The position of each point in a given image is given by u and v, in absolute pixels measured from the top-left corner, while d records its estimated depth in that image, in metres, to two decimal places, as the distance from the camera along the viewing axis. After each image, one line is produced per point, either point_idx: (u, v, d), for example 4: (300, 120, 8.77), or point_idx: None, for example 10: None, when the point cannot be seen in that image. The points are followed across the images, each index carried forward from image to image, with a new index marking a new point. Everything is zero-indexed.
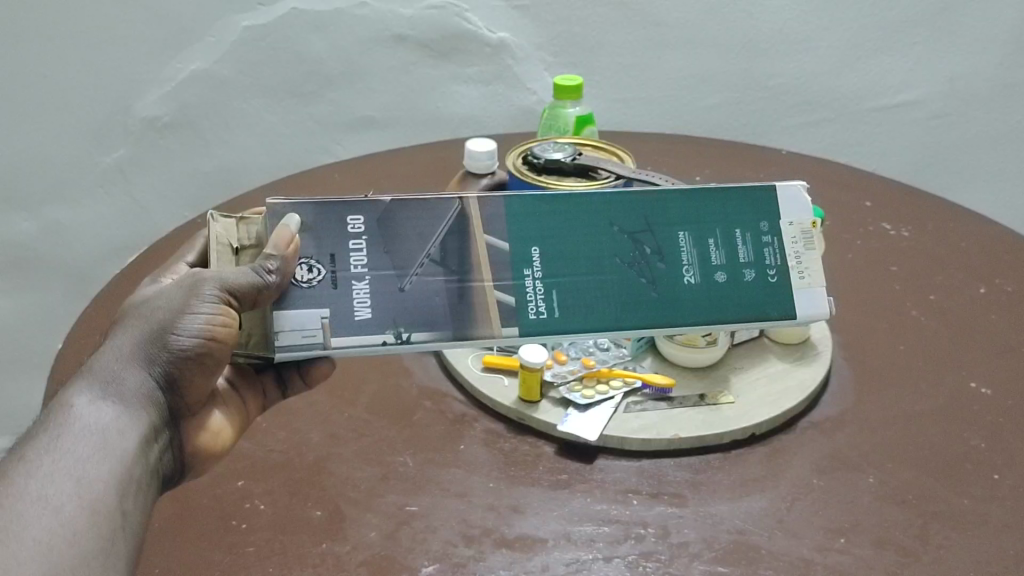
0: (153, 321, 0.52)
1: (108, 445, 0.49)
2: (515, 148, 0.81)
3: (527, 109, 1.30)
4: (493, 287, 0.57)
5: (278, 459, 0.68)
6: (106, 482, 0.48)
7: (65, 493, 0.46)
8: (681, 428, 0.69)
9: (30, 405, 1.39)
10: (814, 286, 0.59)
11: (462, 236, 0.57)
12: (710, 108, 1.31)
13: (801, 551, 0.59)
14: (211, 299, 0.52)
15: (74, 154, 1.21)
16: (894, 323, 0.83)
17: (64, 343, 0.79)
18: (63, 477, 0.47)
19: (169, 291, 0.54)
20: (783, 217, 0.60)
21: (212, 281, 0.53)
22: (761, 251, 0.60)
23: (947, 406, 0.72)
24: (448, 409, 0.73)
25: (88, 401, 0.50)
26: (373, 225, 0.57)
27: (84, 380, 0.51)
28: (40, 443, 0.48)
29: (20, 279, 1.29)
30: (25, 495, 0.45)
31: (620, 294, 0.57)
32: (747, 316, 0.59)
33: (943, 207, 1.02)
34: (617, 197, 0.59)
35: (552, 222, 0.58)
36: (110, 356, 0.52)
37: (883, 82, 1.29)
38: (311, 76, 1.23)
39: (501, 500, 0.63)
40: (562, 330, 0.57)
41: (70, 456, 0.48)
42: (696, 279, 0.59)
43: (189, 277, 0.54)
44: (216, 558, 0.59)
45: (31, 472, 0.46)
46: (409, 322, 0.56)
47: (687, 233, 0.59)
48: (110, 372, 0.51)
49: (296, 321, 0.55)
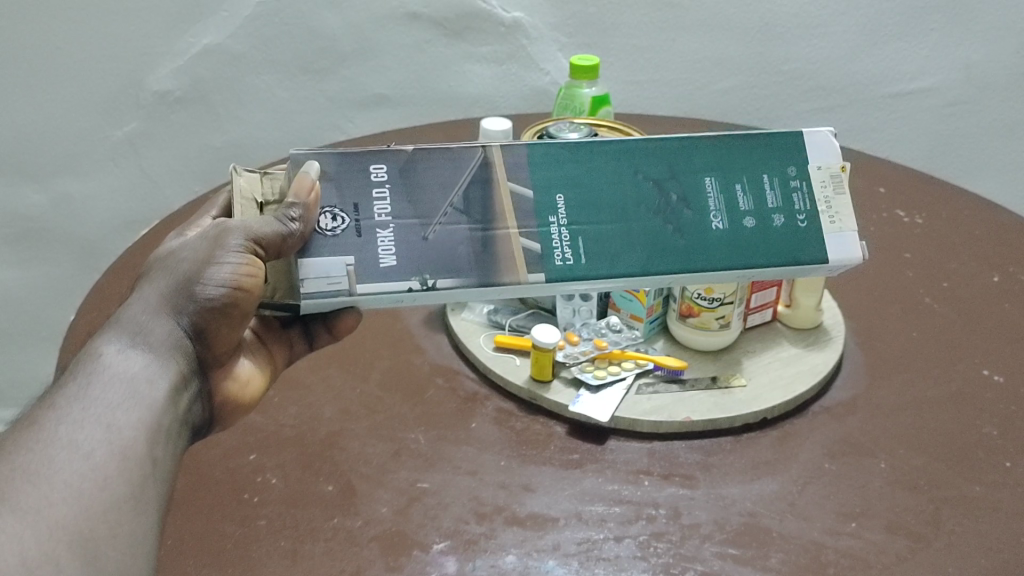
0: (180, 272, 0.53)
1: (136, 395, 0.49)
2: (531, 129, 0.79)
3: (542, 90, 1.28)
4: (518, 234, 0.57)
5: (289, 433, 0.68)
6: (135, 429, 0.47)
7: (94, 440, 0.46)
8: (692, 410, 0.69)
9: (40, 373, 1.41)
10: (845, 230, 0.59)
11: (485, 184, 0.58)
12: (721, 93, 1.30)
13: (812, 534, 0.59)
14: (237, 248, 0.53)
15: (85, 126, 1.22)
16: (907, 308, 0.83)
17: (79, 310, 0.79)
18: (91, 424, 0.46)
19: (195, 242, 0.54)
20: (811, 162, 0.60)
21: (237, 230, 0.53)
22: (790, 196, 0.59)
23: (960, 393, 0.72)
24: (461, 387, 0.73)
25: (116, 350, 0.50)
26: (395, 173, 0.57)
27: (114, 330, 0.51)
28: (70, 391, 0.48)
29: (31, 251, 1.31)
30: (54, 440, 0.45)
31: (645, 241, 0.57)
32: (779, 261, 0.58)
33: (958, 195, 1.01)
34: (640, 148, 0.60)
35: (576, 173, 0.59)
36: (136, 307, 0.52)
37: (900, 67, 1.28)
38: (325, 52, 1.23)
39: (513, 478, 0.63)
40: (588, 280, 0.56)
41: (99, 404, 0.47)
42: (723, 225, 0.58)
43: (214, 228, 0.54)
44: (228, 529, 0.59)
45: (61, 419, 0.46)
46: (438, 269, 0.56)
47: (713, 179, 0.59)
48: (139, 324, 0.51)
49: (320, 269, 0.55)
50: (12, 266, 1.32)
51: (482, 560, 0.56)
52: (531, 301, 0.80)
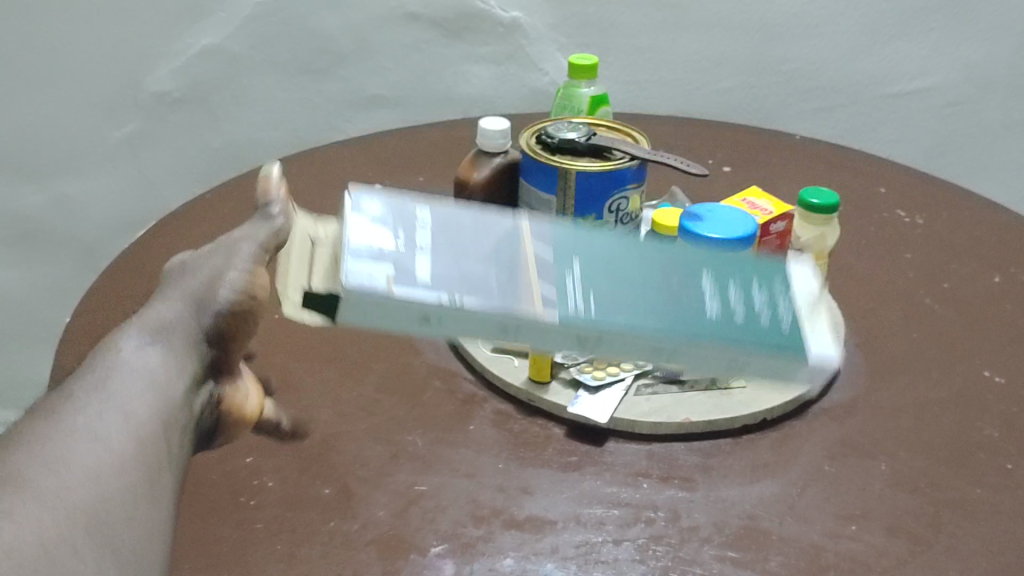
0: (195, 289, 0.54)
1: (152, 388, 0.49)
2: (529, 128, 0.77)
3: (541, 90, 1.27)
4: (537, 280, 0.53)
5: (287, 435, 0.67)
6: (151, 420, 0.48)
7: (113, 428, 0.46)
8: (692, 411, 0.68)
9: (38, 375, 1.41)
10: (826, 346, 0.56)
11: (494, 233, 0.58)
12: (720, 93, 1.30)
13: (811, 536, 0.58)
14: (248, 258, 0.55)
15: (83, 127, 1.22)
16: (908, 310, 0.83)
17: (76, 312, 0.79)
18: (111, 412, 0.47)
19: (205, 258, 0.56)
20: (792, 291, 0.58)
21: (246, 240, 0.56)
22: (777, 301, 0.56)
23: (960, 394, 0.72)
24: (459, 389, 0.73)
25: (136, 347, 0.51)
26: (437, 225, 0.58)
27: (133, 330, 0.52)
28: (86, 387, 0.48)
29: (29, 252, 1.31)
30: (73, 428, 0.45)
31: (634, 307, 0.53)
32: (768, 349, 0.53)
33: (958, 195, 1.01)
34: (642, 252, 0.58)
35: (588, 257, 0.56)
36: (159, 311, 0.53)
37: (901, 67, 1.28)
38: (323, 53, 1.22)
39: (511, 481, 0.63)
40: (605, 331, 0.51)
41: (116, 395, 0.48)
42: (715, 309, 0.54)
43: (217, 243, 0.57)
44: (224, 533, 0.58)
45: (79, 409, 0.46)
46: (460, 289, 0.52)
47: (703, 275, 0.56)
48: (159, 322, 0.53)
49: (361, 274, 0.52)
50: (11, 267, 1.32)
51: (480, 563, 0.56)
52: None
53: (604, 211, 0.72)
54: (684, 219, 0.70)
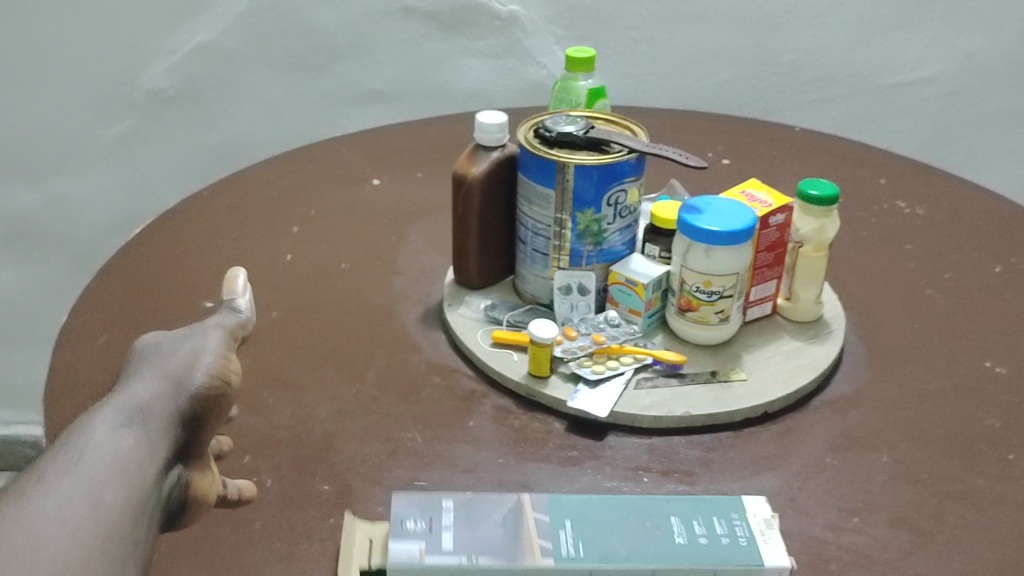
0: (168, 368, 0.52)
1: (124, 475, 0.47)
2: (526, 122, 0.76)
3: (538, 84, 1.27)
4: None
5: (285, 433, 0.67)
6: (120, 508, 0.46)
7: (80, 516, 0.45)
8: (692, 404, 0.68)
9: (37, 375, 1.41)
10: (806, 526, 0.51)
11: None
12: (719, 85, 1.29)
13: (814, 530, 0.58)
14: (217, 343, 0.54)
15: (78, 127, 1.22)
16: (909, 301, 0.82)
17: (72, 312, 0.78)
18: (79, 499, 0.46)
19: (175, 342, 0.54)
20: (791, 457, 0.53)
21: (215, 328, 0.55)
22: None
23: (963, 385, 0.71)
24: (457, 384, 0.72)
25: (109, 429, 0.49)
26: None
27: (109, 409, 0.50)
28: (58, 466, 0.47)
29: (26, 252, 1.30)
30: (41, 514, 0.44)
31: None
32: None
33: (959, 185, 1.00)
34: (627, 499, 0.57)
35: (583, 508, 0.56)
36: (134, 391, 0.51)
37: (900, 57, 1.27)
38: (319, 48, 1.22)
39: (511, 477, 0.63)
40: (595, 567, 0.52)
41: (87, 480, 0.46)
42: None
43: (187, 330, 0.55)
44: (222, 532, 0.58)
45: (49, 492, 0.45)
46: (477, 550, 0.53)
47: None
48: (136, 402, 0.51)
49: None
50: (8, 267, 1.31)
51: None
52: (529, 297, 0.79)
53: (602, 204, 0.72)
54: (683, 212, 0.70)
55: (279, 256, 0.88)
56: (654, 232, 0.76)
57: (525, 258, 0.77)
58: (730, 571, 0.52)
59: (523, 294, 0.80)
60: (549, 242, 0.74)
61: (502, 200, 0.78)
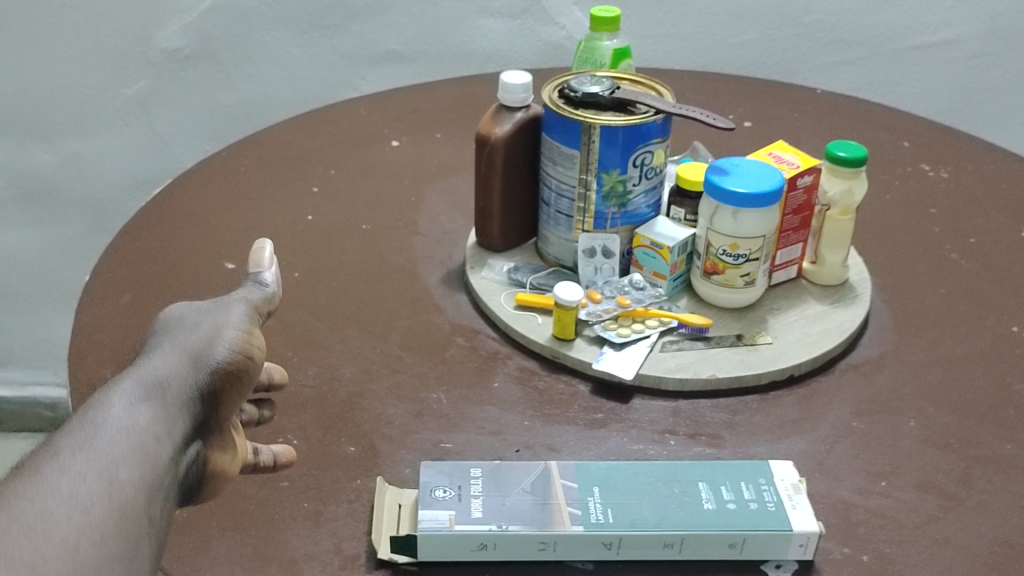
0: (190, 345, 0.51)
1: (142, 452, 0.47)
2: (551, 80, 0.75)
3: (557, 44, 1.25)
4: None
5: (311, 393, 0.67)
6: (136, 487, 0.46)
7: (94, 495, 0.45)
8: (719, 367, 0.67)
9: (55, 336, 1.41)
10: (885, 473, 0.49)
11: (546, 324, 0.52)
12: (740, 46, 1.28)
13: (841, 493, 0.58)
14: (241, 316, 0.53)
15: (93, 85, 1.21)
16: (935, 265, 0.82)
17: (94, 270, 0.78)
18: (94, 477, 0.45)
19: (199, 315, 0.54)
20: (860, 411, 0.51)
21: (239, 301, 0.54)
22: None
23: (989, 350, 0.71)
24: (481, 346, 0.72)
25: (126, 404, 0.49)
26: None
27: (127, 382, 0.50)
28: (75, 441, 0.47)
29: (43, 212, 1.30)
30: (54, 493, 0.44)
31: None
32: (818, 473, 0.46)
33: (985, 148, 0.99)
34: (652, 463, 0.57)
35: (609, 474, 0.56)
36: (153, 364, 0.51)
37: (923, 18, 1.26)
38: (336, 8, 1.20)
39: (536, 439, 0.63)
40: (624, 534, 0.52)
41: (104, 456, 0.46)
42: None
43: (213, 301, 0.55)
44: (251, 491, 0.58)
45: (63, 471, 0.45)
46: (506, 517, 0.53)
47: None
48: (155, 376, 0.50)
49: None
50: (26, 227, 1.31)
51: None
52: (552, 259, 0.78)
53: (627, 165, 0.71)
54: (710, 174, 0.69)
55: (299, 216, 0.87)
56: (680, 194, 0.75)
57: (549, 220, 0.77)
58: (761, 536, 0.52)
59: (546, 256, 0.79)
60: (574, 204, 0.74)
61: (525, 160, 0.77)
